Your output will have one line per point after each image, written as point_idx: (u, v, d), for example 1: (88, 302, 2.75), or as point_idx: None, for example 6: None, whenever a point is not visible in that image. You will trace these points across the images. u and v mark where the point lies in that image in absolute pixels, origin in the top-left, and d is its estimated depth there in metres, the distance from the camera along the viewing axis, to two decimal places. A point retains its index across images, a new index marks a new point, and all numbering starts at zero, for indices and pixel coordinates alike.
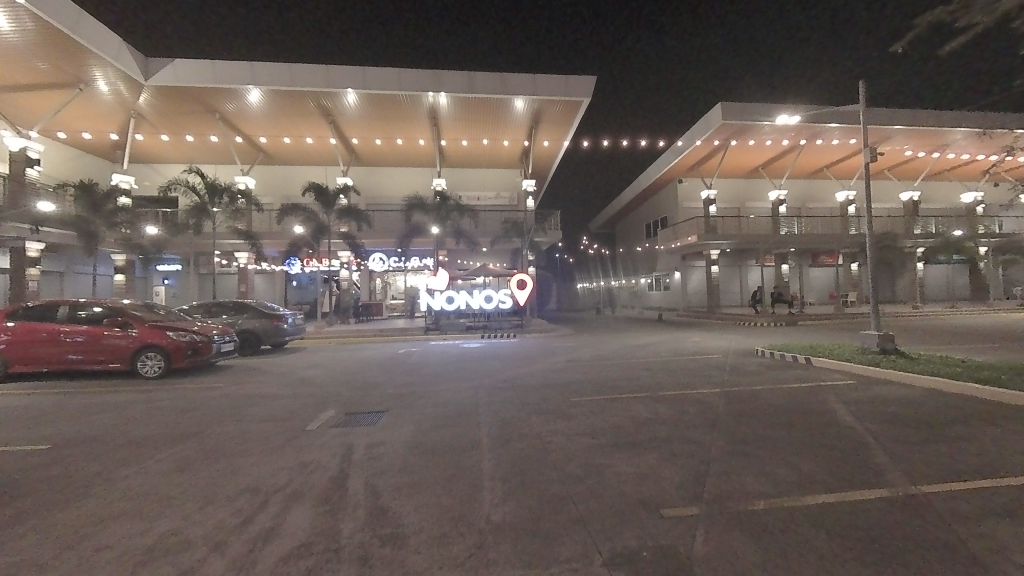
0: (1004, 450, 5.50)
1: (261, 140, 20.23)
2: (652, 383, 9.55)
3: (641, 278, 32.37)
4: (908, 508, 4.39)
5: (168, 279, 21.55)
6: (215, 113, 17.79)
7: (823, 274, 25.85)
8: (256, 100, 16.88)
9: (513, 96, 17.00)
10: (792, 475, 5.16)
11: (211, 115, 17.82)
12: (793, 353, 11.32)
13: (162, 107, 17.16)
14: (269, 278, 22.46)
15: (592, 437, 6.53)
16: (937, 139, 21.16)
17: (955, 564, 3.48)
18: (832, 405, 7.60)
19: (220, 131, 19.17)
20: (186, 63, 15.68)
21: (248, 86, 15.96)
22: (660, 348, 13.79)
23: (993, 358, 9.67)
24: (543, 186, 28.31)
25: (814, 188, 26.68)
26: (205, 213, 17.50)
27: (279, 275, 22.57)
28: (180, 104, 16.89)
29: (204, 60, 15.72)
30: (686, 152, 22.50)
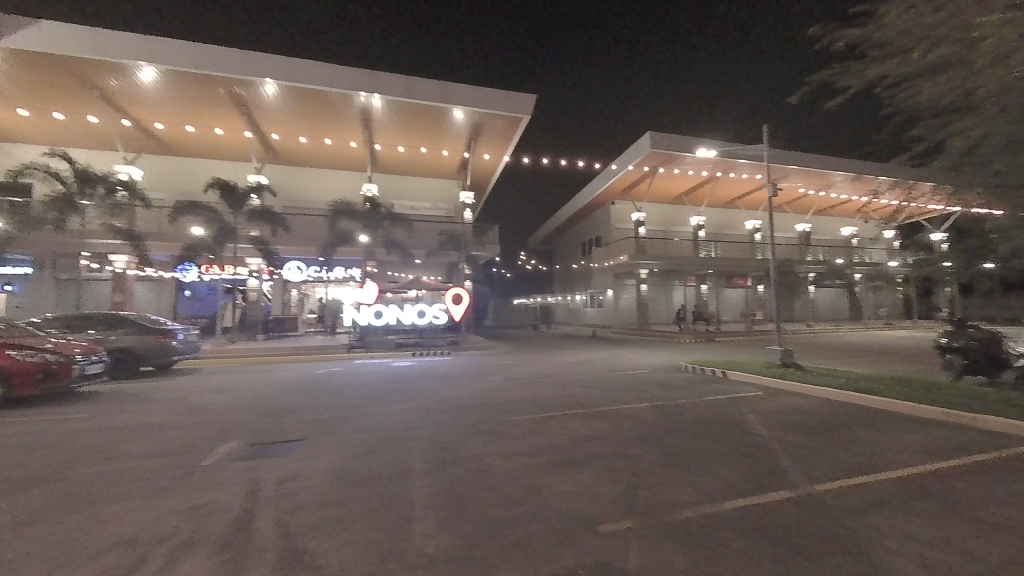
0: (886, 449, 6.24)
1: (155, 126, 17.92)
2: (588, 399, 9.66)
3: (576, 296, 33.43)
4: (816, 505, 4.76)
5: (10, 284, 17.62)
6: (93, 90, 15.39)
7: (735, 294, 28.18)
8: (149, 80, 14.90)
9: (452, 106, 16.84)
10: (717, 483, 5.38)
11: (88, 91, 15.42)
12: (712, 367, 12.21)
13: (17, 74, 14.51)
14: (155, 287, 19.64)
15: (530, 456, 6.34)
16: (822, 180, 24.73)
17: (859, 557, 3.77)
18: (747, 415, 8.20)
19: (100, 111, 16.68)
20: (55, 27, 13.50)
21: (139, 63, 14.04)
22: (596, 365, 14.13)
23: (871, 370, 11.14)
24: (481, 200, 28.44)
25: (729, 217, 29.44)
26: (71, 205, 15.61)
27: (168, 283, 19.80)
28: (45, 72, 14.40)
29: (81, 26, 13.63)
30: (619, 176, 23.98)
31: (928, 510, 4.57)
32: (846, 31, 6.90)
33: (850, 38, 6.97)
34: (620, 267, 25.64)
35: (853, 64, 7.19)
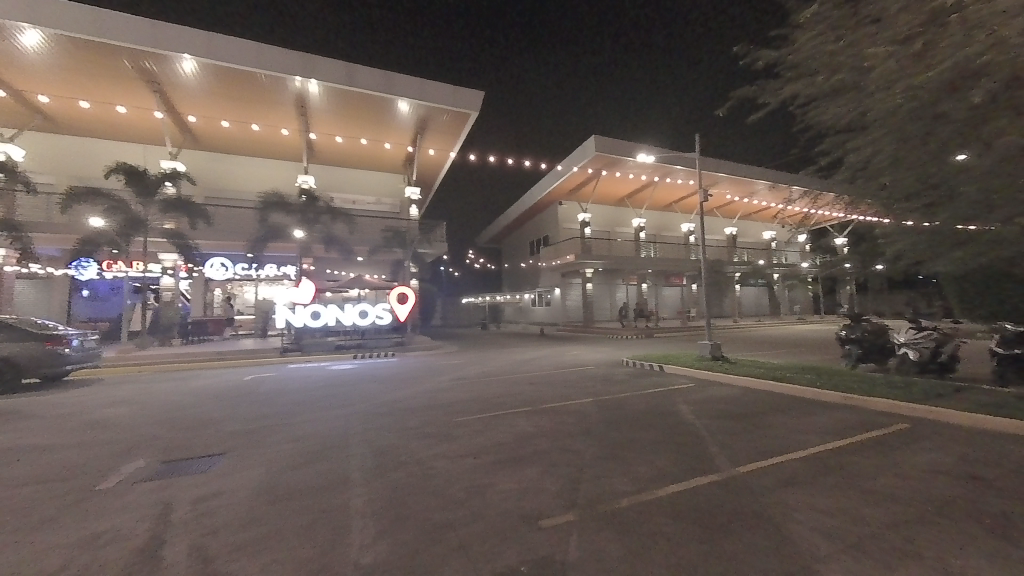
0: (796, 431, 6.94)
1: (40, 99, 15.56)
2: (533, 397, 9.79)
3: (525, 294, 33.80)
4: (737, 486, 5.17)
5: None
6: None
7: (672, 293, 29.95)
8: (31, 45, 12.88)
9: (397, 97, 16.27)
10: (652, 471, 5.66)
11: None
12: (650, 362, 12.89)
13: None
14: (42, 286, 17.04)
15: (475, 457, 6.28)
16: (747, 187, 27.04)
17: (771, 530, 4.15)
18: (680, 406, 8.74)
19: None
20: None
21: (19, 24, 12.09)
22: (542, 362, 14.39)
23: (785, 360, 12.36)
24: (428, 196, 27.85)
25: (666, 220, 31.30)
26: None
27: (59, 281, 17.32)
28: None
29: None
30: (565, 177, 24.58)
31: (830, 484, 5.12)
32: (764, 53, 7.62)
33: (767, 59, 7.70)
34: (567, 266, 26.32)
35: (771, 83, 7.99)
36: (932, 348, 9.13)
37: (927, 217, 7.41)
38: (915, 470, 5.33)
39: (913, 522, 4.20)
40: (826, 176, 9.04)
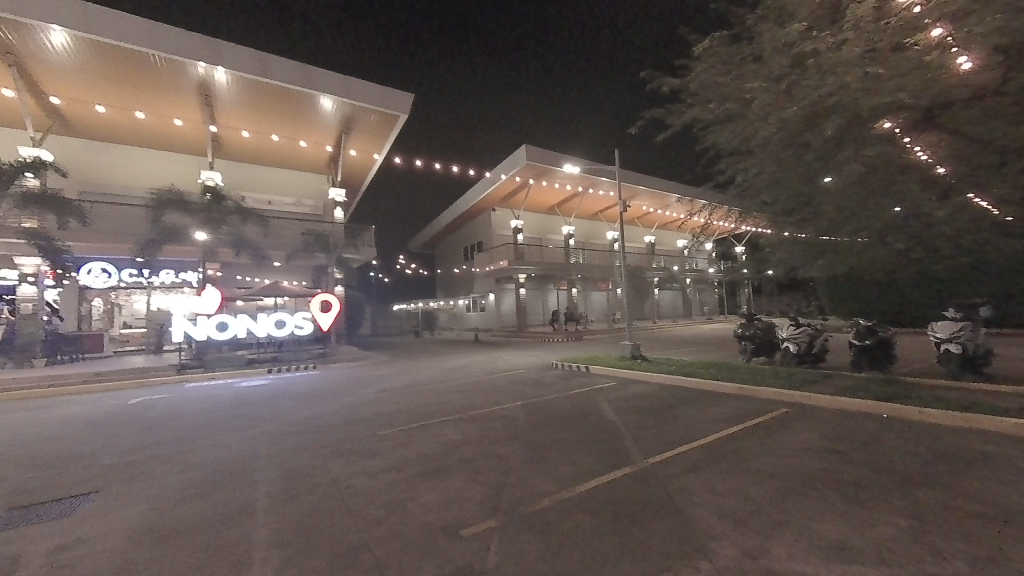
0: (700, 422, 7.63)
1: None
2: (462, 404, 9.71)
3: (459, 300, 33.53)
4: (647, 477, 5.55)
5: None
6: None
7: (600, 297, 31.52)
8: None
9: (318, 94, 15.36)
10: (572, 470, 5.87)
11: None
12: (577, 364, 13.43)
13: None
14: None
15: (397, 470, 6.07)
16: (663, 200, 29.54)
17: (672, 516, 4.51)
18: (602, 404, 9.21)
19: None
20: None
21: None
22: (473, 369, 14.37)
23: (694, 357, 13.61)
24: (354, 199, 26.63)
25: (593, 228, 33.03)
26: None
27: None
28: None
29: None
30: (497, 185, 24.99)
31: (725, 467, 5.69)
32: (669, 79, 8.39)
33: (672, 85, 8.47)
34: (500, 272, 26.63)
35: (675, 107, 8.83)
36: (806, 340, 10.55)
37: (799, 230, 8.64)
38: (791, 449, 6.12)
39: (787, 495, 4.82)
40: (723, 192, 10.15)
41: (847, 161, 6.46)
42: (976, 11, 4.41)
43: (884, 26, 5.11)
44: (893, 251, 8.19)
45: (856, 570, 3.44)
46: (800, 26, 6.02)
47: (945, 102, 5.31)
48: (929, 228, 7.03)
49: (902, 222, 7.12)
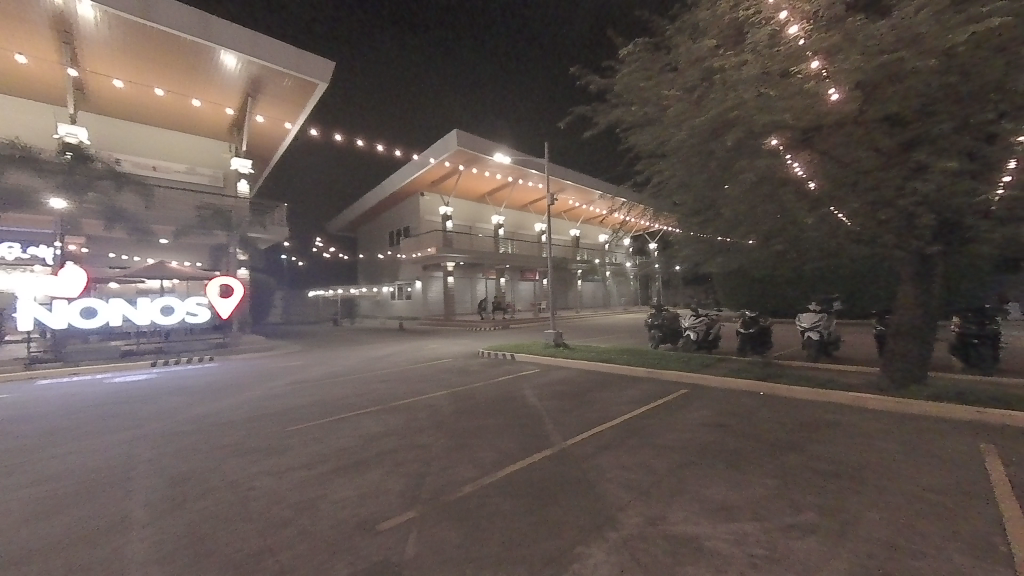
0: (614, 404, 8.21)
1: None
2: (384, 395, 9.32)
3: (383, 287, 32.03)
4: (565, 458, 5.81)
5: None
6: None
7: (527, 287, 32.24)
8: None
9: (218, 48, 13.41)
10: (495, 455, 5.96)
11: None
12: (503, 352, 13.63)
13: None
14: None
15: (309, 468, 5.64)
16: (588, 195, 30.95)
17: (587, 492, 4.80)
18: (525, 391, 9.47)
19: None
20: None
21: None
22: (396, 358, 13.86)
23: (611, 344, 14.57)
24: (263, 172, 23.93)
25: (523, 219, 33.47)
26: None
27: None
28: None
29: None
30: (426, 168, 24.19)
31: (633, 444, 6.20)
32: (597, 78, 8.71)
33: (599, 84, 8.81)
34: (428, 259, 25.93)
35: (601, 106, 9.23)
36: (704, 328, 11.85)
37: (703, 229, 9.59)
38: (689, 425, 6.84)
39: (685, 466, 5.40)
40: (640, 191, 10.91)
41: (742, 171, 7.28)
42: (844, 51, 5.20)
43: (776, 53, 5.82)
44: (775, 251, 9.45)
45: (735, 526, 3.98)
46: (711, 43, 6.62)
47: (818, 125, 6.20)
48: (802, 234, 8.22)
49: (782, 227, 8.23)
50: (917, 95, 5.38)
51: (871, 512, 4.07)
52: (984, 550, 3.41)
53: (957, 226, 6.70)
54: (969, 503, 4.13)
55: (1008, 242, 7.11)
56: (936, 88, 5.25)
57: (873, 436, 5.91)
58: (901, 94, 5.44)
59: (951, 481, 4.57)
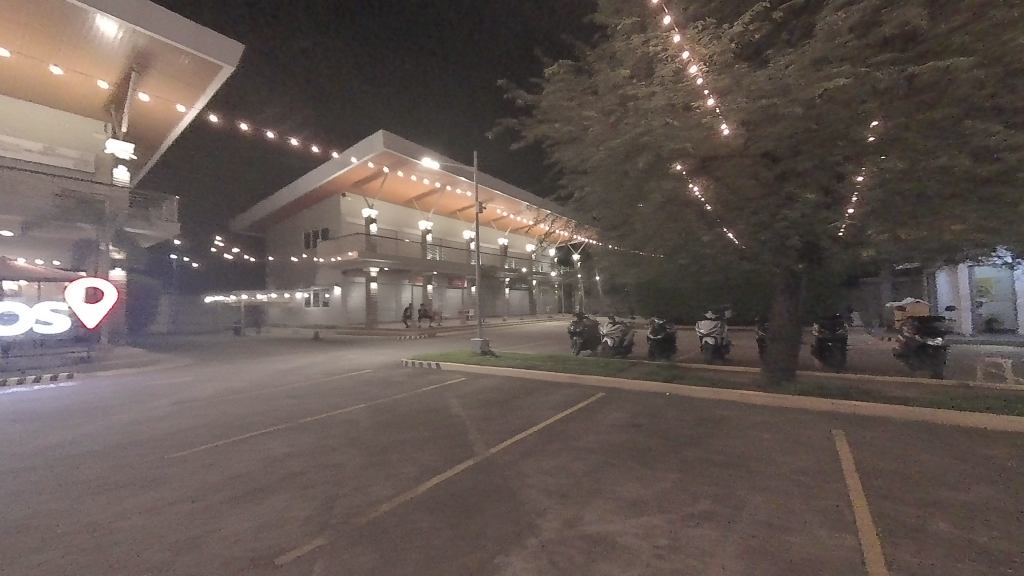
0: (537, 410, 8.39)
1: None
2: (293, 412, 8.52)
3: (297, 293, 29.48)
4: (488, 467, 5.78)
5: None
6: None
7: (455, 295, 31.90)
8: None
9: (93, 11, 11.41)
10: (416, 470, 5.73)
11: None
12: (428, 361, 13.26)
13: None
14: None
15: (196, 499, 4.93)
16: (516, 205, 31.67)
17: (507, 500, 4.81)
18: (450, 400, 9.29)
19: None
20: None
21: None
22: (309, 371, 12.77)
23: (536, 351, 14.92)
24: (151, 160, 20.84)
25: (452, 226, 33.14)
26: None
27: None
28: None
29: None
30: (348, 168, 22.94)
31: (554, 449, 6.37)
32: (524, 93, 8.99)
33: (526, 99, 9.09)
34: (349, 264, 24.46)
35: (529, 120, 9.54)
36: (620, 335, 12.70)
37: (619, 242, 10.30)
38: (606, 427, 7.22)
39: (600, 466, 5.68)
40: (564, 204, 11.42)
41: (652, 191, 7.98)
42: (732, 94, 5.98)
43: (679, 88, 6.50)
44: (681, 264, 10.44)
45: (643, 519, 4.27)
46: (626, 73, 7.19)
47: (714, 154, 7.03)
48: (701, 250, 9.20)
49: (685, 243, 9.13)
50: (787, 137, 6.35)
51: (753, 497, 4.63)
52: (834, 520, 4.07)
53: (816, 248, 8.02)
54: (825, 481, 4.91)
55: (852, 262, 8.69)
56: (800, 132, 6.25)
57: (755, 428, 6.77)
58: (776, 135, 6.39)
59: (811, 463, 5.39)
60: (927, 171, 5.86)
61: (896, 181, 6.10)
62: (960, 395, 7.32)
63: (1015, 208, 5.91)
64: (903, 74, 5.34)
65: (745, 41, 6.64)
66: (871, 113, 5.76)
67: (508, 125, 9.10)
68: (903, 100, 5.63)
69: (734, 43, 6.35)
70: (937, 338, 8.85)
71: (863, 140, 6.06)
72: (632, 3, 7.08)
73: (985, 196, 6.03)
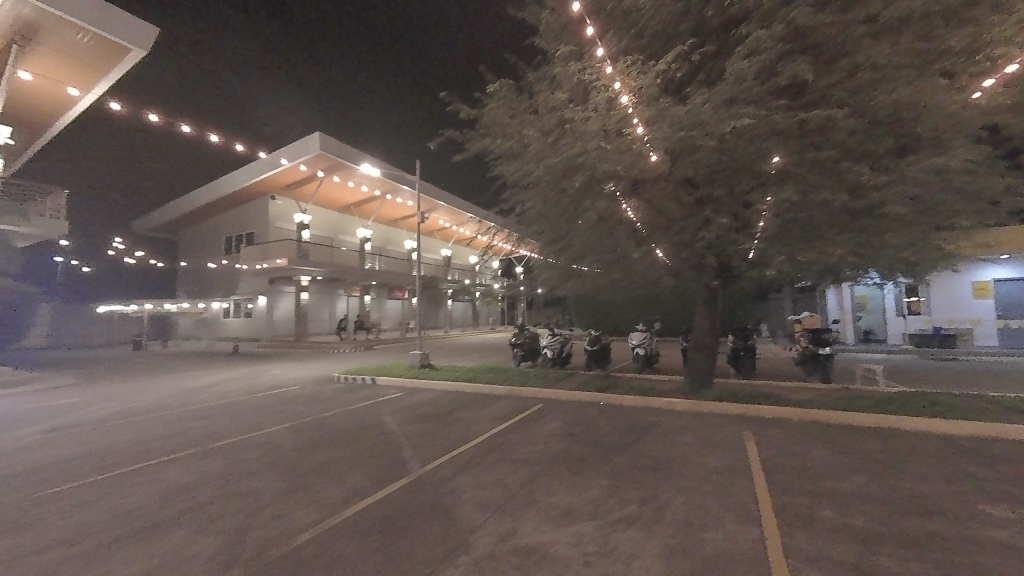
0: (475, 423, 8.31)
1: None
2: (202, 435, 7.65)
3: (214, 302, 26.78)
4: (419, 485, 5.58)
5: None
6: None
7: (394, 305, 30.89)
8: None
9: None
10: (342, 493, 5.39)
11: None
12: (362, 375, 12.63)
13: None
14: None
15: (72, 543, 4.23)
16: (459, 216, 31.62)
17: (441, 518, 4.68)
18: (384, 416, 8.90)
19: None
20: None
21: None
22: (224, 388, 11.57)
23: (476, 363, 14.83)
24: (33, 147, 17.96)
25: (393, 235, 32.22)
26: None
27: None
28: None
29: None
30: (279, 169, 21.53)
31: (490, 462, 6.33)
32: (467, 107, 9.08)
33: (468, 113, 9.19)
34: (277, 272, 22.79)
35: (472, 134, 9.64)
36: (559, 346, 13.05)
37: (558, 255, 10.67)
38: (543, 438, 7.32)
39: (535, 476, 5.75)
40: (506, 217, 11.60)
41: (587, 209, 8.40)
42: (657, 124, 6.52)
43: (611, 115, 6.96)
44: (615, 278, 11.02)
45: (574, 528, 4.37)
46: (564, 96, 7.55)
47: (642, 177, 7.57)
48: (632, 266, 9.79)
49: (618, 258, 9.66)
50: (705, 166, 7.02)
51: (674, 498, 4.94)
52: (742, 515, 4.46)
53: (729, 266, 8.89)
54: (737, 479, 5.37)
55: (759, 280, 9.73)
56: (715, 163, 6.94)
57: (679, 432, 7.27)
58: (694, 163, 7.04)
59: (724, 463, 5.88)
60: (815, 202, 6.78)
61: (790, 211, 6.99)
62: (843, 397, 8.46)
63: (880, 236, 7.02)
64: (794, 119, 6.18)
65: (668, 77, 7.28)
66: (771, 150, 6.58)
67: (451, 137, 9.15)
68: (796, 140, 6.50)
69: (659, 78, 6.93)
70: (826, 347, 10.17)
71: (765, 172, 6.89)
72: (570, 33, 7.49)
73: (858, 227, 7.09)
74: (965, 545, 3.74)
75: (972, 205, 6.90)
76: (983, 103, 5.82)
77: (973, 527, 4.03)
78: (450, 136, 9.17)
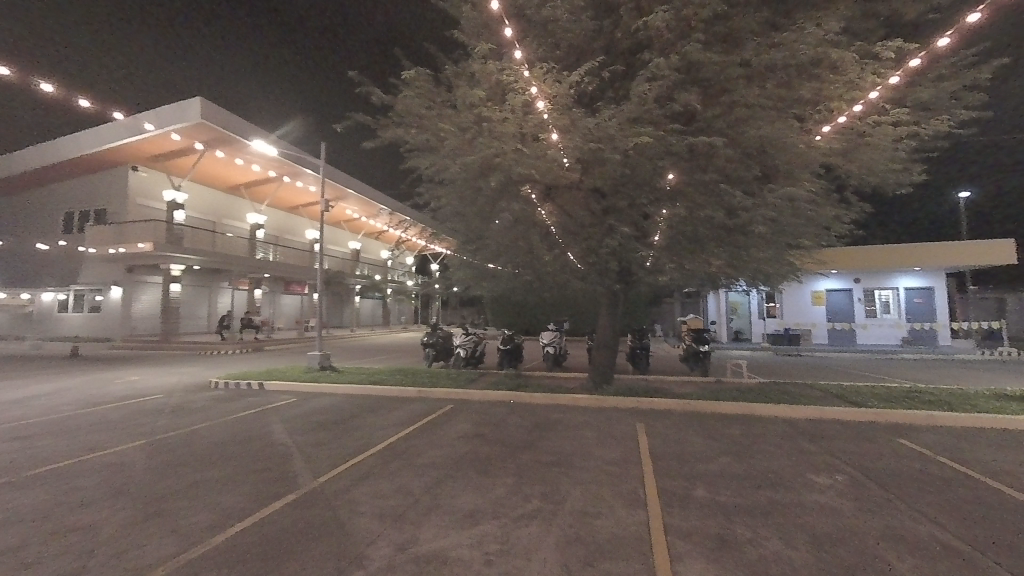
0: (378, 429, 7.78)
1: None
2: (12, 462, 5.98)
3: (45, 293, 21.48)
4: (310, 500, 5.03)
5: None
6: None
7: (291, 300, 28.34)
8: None
9: None
10: (212, 516, 4.62)
11: None
12: (247, 380, 11.10)
13: None
14: None
15: None
16: (371, 208, 29.79)
17: (333, 534, 4.25)
18: (272, 426, 7.92)
19: None
20: None
21: None
22: (52, 401, 9.25)
23: (383, 365, 13.99)
24: None
25: (292, 223, 29.15)
26: None
27: None
28: None
29: None
30: (145, 136, 18.04)
31: (393, 469, 5.97)
32: (379, 92, 8.50)
33: (381, 98, 8.61)
34: (137, 258, 19.07)
35: (385, 121, 9.05)
36: (472, 346, 12.95)
37: (473, 254, 10.52)
38: (450, 440, 7.13)
39: (440, 480, 5.54)
40: (420, 212, 11.12)
41: (502, 209, 8.40)
42: (571, 131, 6.75)
43: (528, 118, 7.05)
44: (527, 279, 11.21)
45: (478, 529, 4.29)
46: (482, 93, 7.46)
47: (556, 182, 7.81)
48: (542, 268, 10.04)
49: (530, 260, 9.82)
50: (611, 178, 7.48)
51: (574, 490, 5.13)
52: (633, 500, 4.80)
53: (629, 272, 9.59)
54: (629, 468, 5.78)
55: (653, 286, 10.67)
56: (620, 174, 7.41)
57: (581, 427, 7.63)
58: (602, 173, 7.45)
59: (618, 454, 6.31)
60: (701, 218, 7.63)
61: (680, 223, 7.77)
62: (716, 389, 9.68)
63: (747, 249, 8.15)
64: (686, 141, 6.88)
65: (581, 90, 7.62)
66: (666, 167, 7.24)
67: (360, 121, 8.48)
68: (687, 160, 7.24)
69: (572, 89, 7.21)
70: (705, 346, 11.59)
71: (661, 187, 7.56)
72: (490, 31, 7.43)
73: (732, 241, 8.15)
74: (799, 509, 4.47)
75: (813, 228, 8.36)
76: (821, 145, 7.06)
77: (805, 493, 4.84)
78: (359, 120, 8.48)
